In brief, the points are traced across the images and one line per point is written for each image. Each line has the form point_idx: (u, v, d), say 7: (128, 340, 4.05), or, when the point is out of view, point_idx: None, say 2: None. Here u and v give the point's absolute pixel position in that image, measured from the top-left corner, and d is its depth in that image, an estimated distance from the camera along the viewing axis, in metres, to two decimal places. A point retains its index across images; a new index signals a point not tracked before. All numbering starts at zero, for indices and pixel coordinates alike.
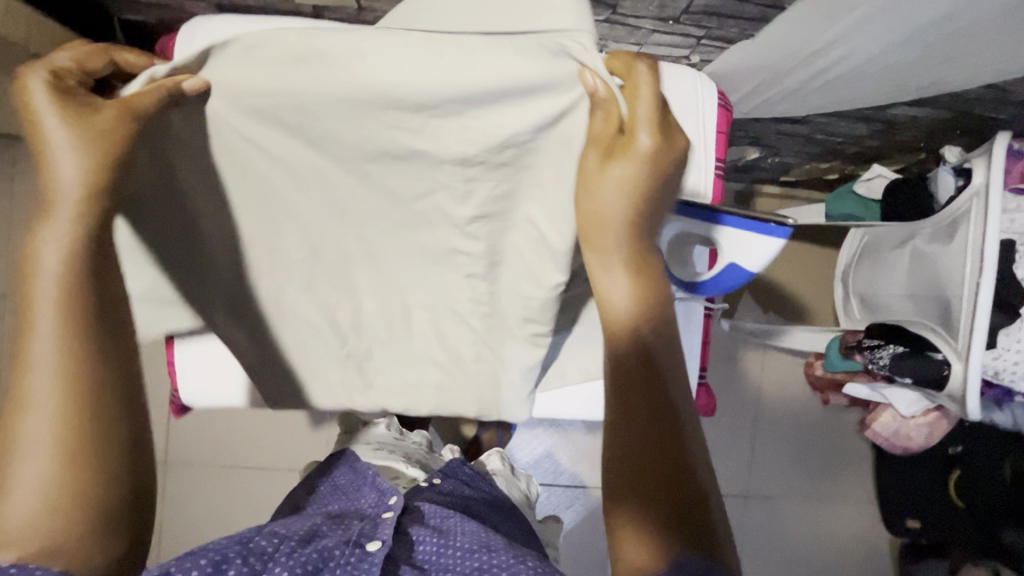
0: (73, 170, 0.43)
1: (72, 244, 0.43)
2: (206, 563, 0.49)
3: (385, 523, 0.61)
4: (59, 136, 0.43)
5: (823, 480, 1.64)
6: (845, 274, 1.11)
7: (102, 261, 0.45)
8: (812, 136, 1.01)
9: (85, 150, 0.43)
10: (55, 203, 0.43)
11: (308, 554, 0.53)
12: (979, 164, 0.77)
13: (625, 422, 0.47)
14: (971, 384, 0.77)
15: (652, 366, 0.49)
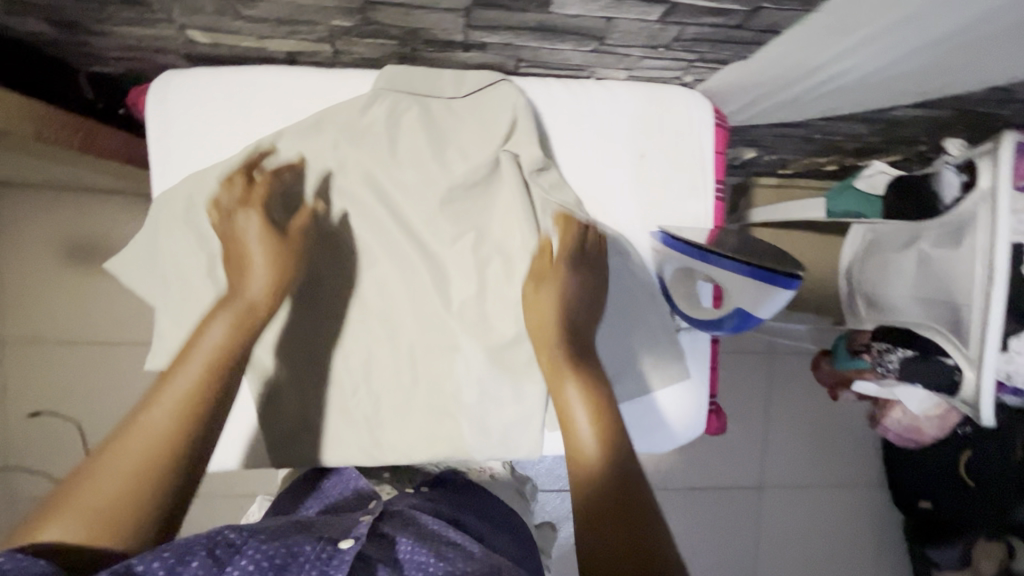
0: (261, 284, 0.57)
1: (234, 339, 0.52)
2: (166, 558, 0.40)
3: (360, 527, 0.51)
4: (259, 253, 0.58)
5: (835, 468, 1.65)
6: (849, 271, 1.10)
7: (241, 369, 0.52)
8: (810, 136, 0.98)
9: (274, 274, 0.58)
10: (243, 299, 0.55)
11: (272, 549, 0.44)
12: (988, 167, 0.75)
13: (569, 414, 0.55)
14: (986, 389, 0.75)
15: (590, 378, 0.58)
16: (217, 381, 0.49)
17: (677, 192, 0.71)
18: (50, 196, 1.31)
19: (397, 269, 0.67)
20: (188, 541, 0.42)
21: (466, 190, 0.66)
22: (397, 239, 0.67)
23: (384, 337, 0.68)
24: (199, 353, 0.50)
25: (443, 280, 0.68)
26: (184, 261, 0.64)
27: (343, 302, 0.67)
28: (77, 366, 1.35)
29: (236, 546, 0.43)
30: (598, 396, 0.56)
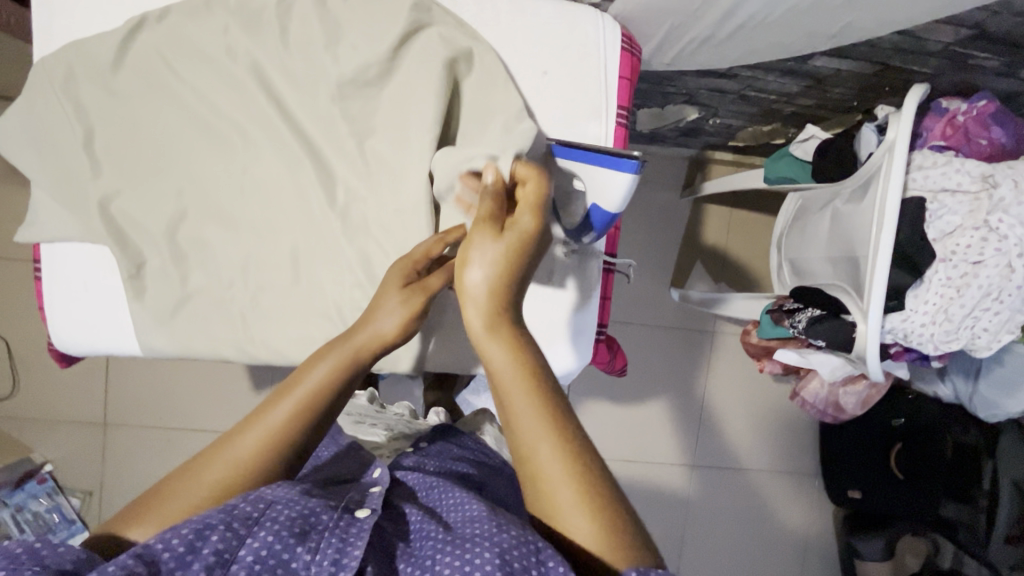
0: (383, 324, 0.56)
1: (334, 383, 0.52)
2: (183, 536, 0.41)
3: (372, 494, 0.54)
4: (393, 297, 0.57)
5: (771, 455, 1.65)
6: (779, 239, 1.09)
7: (331, 411, 0.53)
8: (744, 94, 0.97)
9: (404, 315, 0.57)
10: (354, 340, 0.55)
11: (294, 514, 0.45)
12: (895, 116, 0.74)
13: (510, 399, 0.46)
14: (871, 339, 0.75)
15: (528, 353, 0.48)
16: (307, 420, 0.51)
17: (578, 112, 0.70)
18: None
19: (281, 161, 0.66)
20: (207, 511, 0.43)
21: (359, 86, 0.65)
22: (284, 128, 0.65)
23: (265, 229, 0.66)
24: (297, 395, 0.51)
25: (330, 176, 0.67)
26: (57, 133, 0.63)
27: (224, 191, 0.66)
28: (9, 281, 1.34)
29: (257, 516, 0.44)
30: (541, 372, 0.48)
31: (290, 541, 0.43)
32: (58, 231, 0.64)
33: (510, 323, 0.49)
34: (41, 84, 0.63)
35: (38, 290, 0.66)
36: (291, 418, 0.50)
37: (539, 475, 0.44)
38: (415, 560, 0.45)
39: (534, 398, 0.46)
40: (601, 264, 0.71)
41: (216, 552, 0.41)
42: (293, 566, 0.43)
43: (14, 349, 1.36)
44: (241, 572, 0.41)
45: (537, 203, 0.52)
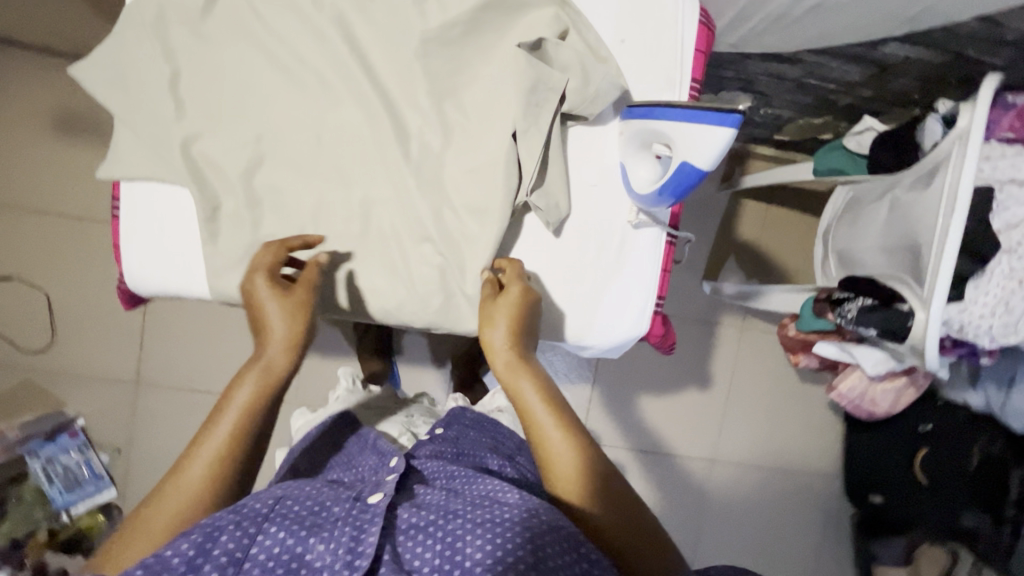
0: (278, 344, 0.60)
1: (258, 400, 0.58)
2: (190, 543, 0.46)
3: (387, 479, 0.56)
4: (274, 310, 0.60)
5: (792, 454, 1.65)
6: (826, 231, 1.09)
7: (265, 421, 0.59)
8: (802, 82, 0.97)
9: (296, 332, 0.60)
10: (265, 357, 0.59)
11: (302, 513, 0.50)
12: (966, 105, 0.73)
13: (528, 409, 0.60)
14: (931, 328, 0.75)
15: (543, 375, 0.62)
16: (246, 430, 0.57)
17: (653, 81, 0.70)
18: (53, 62, 1.33)
19: (358, 113, 0.67)
20: (216, 515, 0.48)
21: (442, 43, 0.66)
22: (365, 81, 0.66)
23: (341, 180, 0.67)
24: (230, 410, 0.57)
25: (406, 132, 0.68)
26: (145, 73, 0.64)
27: (302, 141, 0.67)
28: (51, 235, 1.36)
29: (265, 516, 0.49)
30: (550, 387, 0.61)
31: (301, 535, 0.48)
32: (138, 171, 0.65)
33: (524, 355, 0.63)
34: (132, 23, 0.64)
35: (114, 228, 0.68)
36: (233, 432, 0.56)
37: (552, 463, 0.57)
38: (442, 537, 0.49)
39: (547, 404, 0.59)
40: (663, 235, 0.73)
41: (228, 552, 0.46)
42: (308, 558, 0.47)
43: (54, 303, 1.38)
44: (255, 568, 0.46)
45: (520, 276, 0.66)
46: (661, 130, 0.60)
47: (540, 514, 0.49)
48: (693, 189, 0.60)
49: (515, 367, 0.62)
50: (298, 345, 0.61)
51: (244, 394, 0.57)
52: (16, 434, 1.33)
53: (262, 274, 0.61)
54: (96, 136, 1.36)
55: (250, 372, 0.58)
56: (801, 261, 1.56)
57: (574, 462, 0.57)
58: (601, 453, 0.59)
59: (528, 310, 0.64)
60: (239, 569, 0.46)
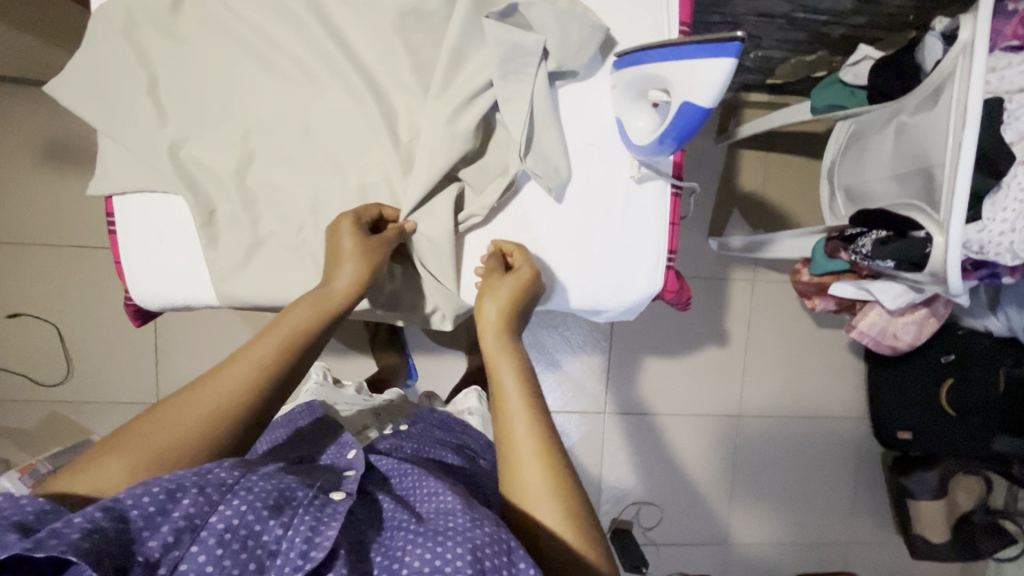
0: (346, 277, 0.60)
1: (312, 326, 0.57)
2: (157, 494, 0.42)
3: (348, 478, 0.54)
4: (349, 243, 0.61)
5: (817, 401, 1.64)
6: (830, 169, 1.06)
7: (311, 351, 0.57)
8: (792, 17, 0.94)
9: (361, 270, 0.61)
10: (329, 293, 0.59)
11: (268, 489, 0.46)
12: (967, 16, 0.71)
13: (500, 383, 0.55)
14: (953, 251, 0.73)
15: (524, 356, 0.57)
16: (291, 358, 0.54)
17: (641, 30, 0.68)
18: (30, 93, 1.31)
19: (343, 97, 0.65)
20: (180, 474, 0.44)
21: (421, 14, 0.64)
22: (347, 64, 0.64)
23: (335, 168, 0.66)
24: (282, 336, 0.55)
25: (394, 111, 0.66)
26: (124, 83, 0.63)
27: (290, 134, 0.65)
28: (55, 268, 1.36)
29: (231, 485, 0.45)
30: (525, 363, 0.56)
31: (263, 513, 0.44)
32: (129, 182, 0.64)
33: (507, 333, 0.59)
34: (103, 33, 0.62)
35: (113, 244, 0.67)
36: (278, 355, 0.54)
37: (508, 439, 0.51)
38: (387, 550, 0.46)
39: (521, 382, 0.54)
40: (667, 187, 0.71)
41: (186, 516, 0.42)
42: (264, 538, 0.43)
43: (66, 335, 1.38)
44: (211, 538, 0.41)
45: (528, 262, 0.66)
46: (661, 72, 0.57)
47: (484, 525, 0.45)
48: (697, 131, 0.58)
49: (498, 344, 0.58)
50: (359, 285, 0.60)
51: (300, 322, 0.56)
52: (46, 467, 1.27)
53: (347, 215, 0.63)
54: (84, 164, 1.35)
55: (306, 302, 0.58)
56: (807, 207, 1.54)
57: (531, 440, 0.51)
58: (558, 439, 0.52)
59: (521, 296, 0.63)
60: (195, 537, 0.41)
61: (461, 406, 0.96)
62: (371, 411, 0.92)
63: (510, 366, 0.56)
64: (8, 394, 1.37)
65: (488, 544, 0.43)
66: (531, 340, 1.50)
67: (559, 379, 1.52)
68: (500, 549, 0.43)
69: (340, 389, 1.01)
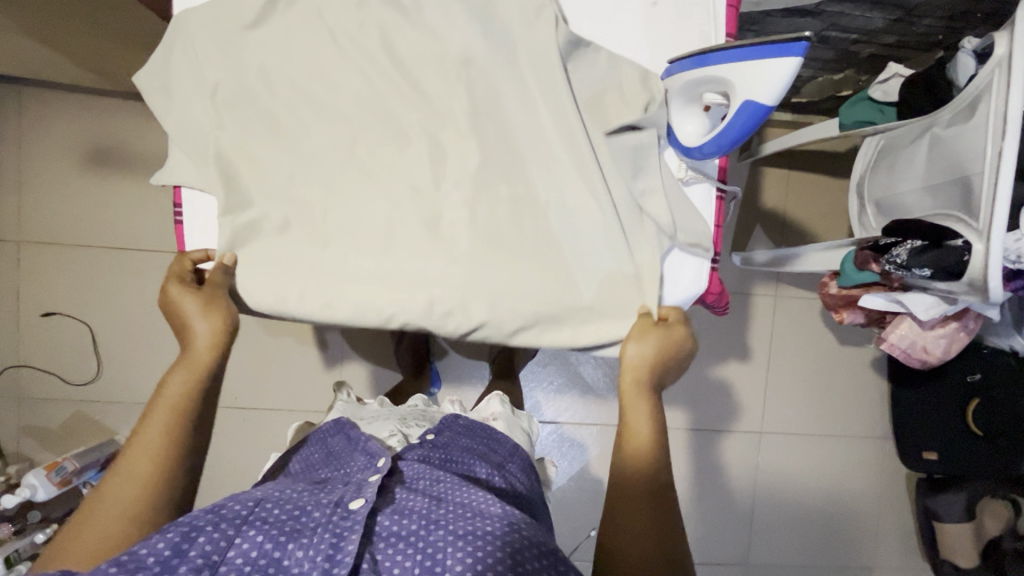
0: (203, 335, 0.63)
1: (189, 390, 0.60)
2: (169, 540, 0.46)
3: (370, 484, 0.56)
4: (191, 304, 0.64)
5: (839, 419, 1.63)
6: (859, 184, 1.08)
7: (202, 405, 0.61)
8: (823, 36, 0.97)
9: (217, 323, 0.64)
10: (193, 354, 0.62)
11: (282, 517, 0.50)
12: (1003, 32, 0.74)
13: (632, 422, 0.61)
14: (992, 259, 0.75)
15: (658, 407, 0.63)
16: (184, 418, 0.59)
17: (689, 37, 0.71)
18: (79, 99, 1.36)
19: (403, 98, 0.68)
20: (195, 515, 0.48)
21: (480, 20, 0.67)
22: (405, 68, 0.68)
23: (392, 166, 0.69)
24: (165, 406, 0.59)
25: (449, 114, 0.69)
26: (195, 82, 0.67)
27: (350, 132, 0.68)
28: (89, 268, 1.39)
29: (245, 519, 0.49)
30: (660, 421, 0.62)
31: (280, 540, 0.48)
32: (195, 177, 0.67)
33: (653, 380, 0.64)
34: (181, 36, 0.66)
35: (178, 234, 0.70)
36: (170, 419, 0.58)
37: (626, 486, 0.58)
38: (424, 548, 0.50)
39: (652, 412, 0.62)
40: (713, 189, 0.73)
41: (204, 554, 0.46)
42: (285, 563, 0.47)
43: (97, 335, 1.40)
44: (231, 571, 0.46)
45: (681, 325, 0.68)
46: (722, 74, 0.60)
47: (521, 530, 0.51)
48: (754, 131, 0.61)
49: (638, 386, 0.63)
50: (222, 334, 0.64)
51: (176, 389, 0.60)
52: (73, 464, 1.27)
53: (176, 286, 0.65)
54: (125, 167, 1.39)
55: (177, 369, 0.61)
56: (829, 224, 1.55)
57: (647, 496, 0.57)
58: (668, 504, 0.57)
59: (674, 358, 0.65)
60: (215, 572, 0.46)
61: (487, 410, 0.94)
62: (397, 416, 0.90)
63: (646, 411, 0.62)
64: (36, 393, 1.39)
65: (525, 553, 0.49)
66: (554, 352, 1.48)
67: (582, 392, 1.49)
68: (537, 558, 0.49)
69: (361, 404, 1.00)
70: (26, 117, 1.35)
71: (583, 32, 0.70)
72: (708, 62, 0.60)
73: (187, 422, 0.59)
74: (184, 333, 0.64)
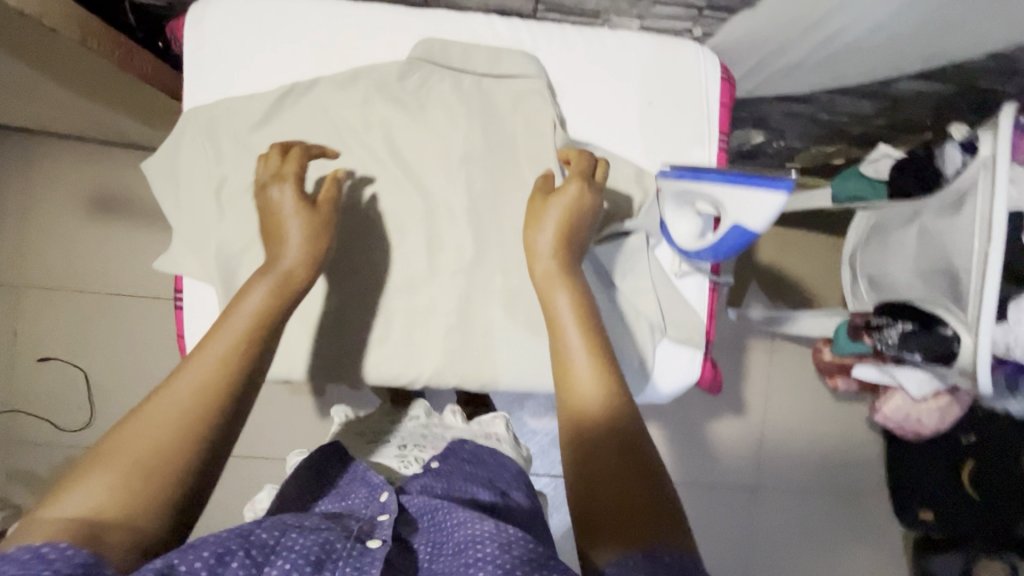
0: (296, 256, 0.58)
1: (267, 312, 0.54)
2: (207, 558, 0.41)
3: (382, 523, 0.53)
4: (294, 228, 0.59)
5: (835, 475, 1.62)
6: (852, 256, 1.10)
7: (276, 333, 0.55)
8: (815, 118, 1.00)
9: (307, 246, 0.59)
10: (280, 270, 0.57)
11: (308, 545, 0.45)
12: (986, 134, 0.76)
13: (561, 327, 0.54)
14: (981, 353, 0.76)
15: (584, 296, 0.56)
16: (253, 343, 0.52)
17: (683, 137, 0.73)
18: (88, 148, 1.39)
19: (404, 191, 0.70)
20: (221, 538, 0.43)
21: (482, 119, 0.70)
22: (406, 163, 0.70)
23: (390, 257, 0.70)
24: (240, 323, 0.52)
25: (448, 208, 0.70)
26: (201, 174, 0.68)
27: (350, 224, 0.69)
28: (88, 314, 1.40)
29: (272, 548, 0.44)
30: (589, 312, 0.55)
31: (307, 569, 0.43)
32: (197, 266, 0.68)
33: (567, 269, 0.58)
34: (190, 129, 0.68)
35: (178, 318, 0.71)
36: (244, 339, 0.51)
37: (574, 400, 0.50)
38: None
39: (577, 307, 0.55)
40: (706, 280, 0.75)
41: None
42: None
43: (92, 380, 1.40)
44: None
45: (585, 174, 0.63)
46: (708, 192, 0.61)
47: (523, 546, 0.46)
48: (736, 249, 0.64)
49: (553, 274, 0.57)
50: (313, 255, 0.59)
51: (255, 306, 0.54)
52: None
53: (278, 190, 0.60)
54: (129, 215, 1.41)
55: (259, 282, 0.55)
56: (825, 282, 1.57)
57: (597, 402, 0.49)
58: (623, 412, 0.49)
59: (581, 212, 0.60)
60: None
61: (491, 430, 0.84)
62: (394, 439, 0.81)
63: (568, 302, 0.55)
64: (28, 438, 1.38)
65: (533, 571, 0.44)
66: None
67: None
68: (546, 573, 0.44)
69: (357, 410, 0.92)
70: (35, 164, 1.37)
71: (580, 130, 0.73)
72: (698, 179, 0.62)
73: (258, 343, 0.52)
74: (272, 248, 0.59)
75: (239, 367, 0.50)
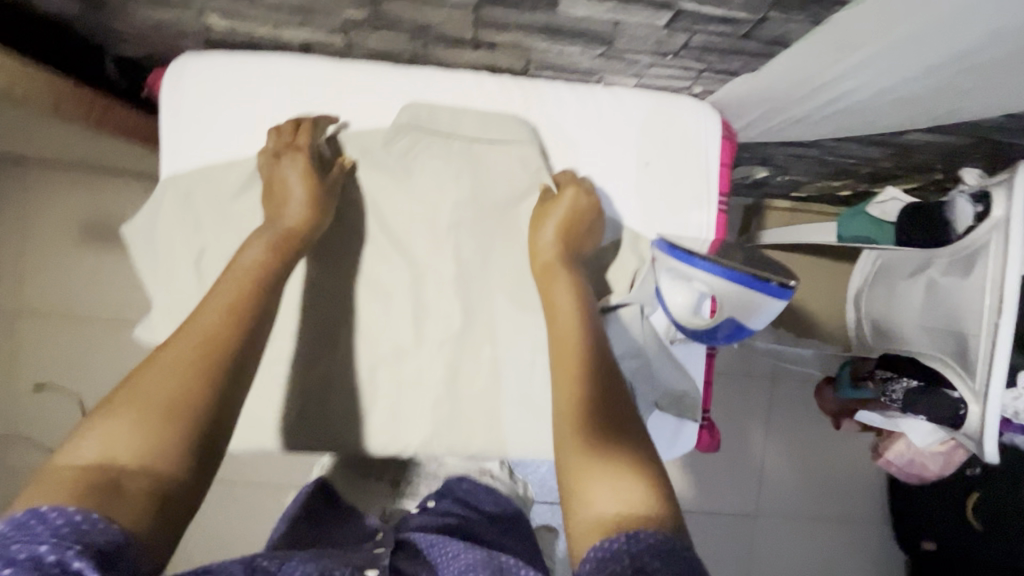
0: (296, 218, 0.60)
1: (266, 264, 0.55)
2: None
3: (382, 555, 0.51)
4: (297, 191, 0.61)
5: (837, 502, 1.60)
6: (857, 297, 1.07)
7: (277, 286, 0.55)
8: (821, 159, 0.96)
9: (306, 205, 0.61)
10: (280, 230, 0.58)
11: None
12: (999, 193, 0.73)
13: (557, 305, 0.59)
14: (989, 423, 0.73)
15: (579, 281, 0.61)
16: (255, 297, 0.52)
17: (681, 200, 0.70)
18: (78, 174, 1.37)
19: (390, 259, 0.68)
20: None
21: (470, 185, 0.68)
22: (394, 230, 0.67)
23: (375, 328, 0.68)
24: (240, 277, 0.53)
25: (436, 276, 0.68)
26: (179, 242, 0.66)
27: (334, 292, 0.67)
28: (80, 341, 1.38)
29: None
30: (584, 296, 0.59)
31: None
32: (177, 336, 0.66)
33: (564, 260, 0.62)
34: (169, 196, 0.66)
35: None
36: (246, 293, 0.52)
37: (562, 364, 0.53)
38: None
39: (574, 291, 0.59)
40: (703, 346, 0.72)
41: None
42: None
43: (86, 408, 1.39)
44: None
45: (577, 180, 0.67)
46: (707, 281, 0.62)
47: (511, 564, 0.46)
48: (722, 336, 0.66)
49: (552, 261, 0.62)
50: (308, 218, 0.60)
51: (253, 262, 0.55)
52: None
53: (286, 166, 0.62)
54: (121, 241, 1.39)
55: (259, 243, 0.56)
56: None
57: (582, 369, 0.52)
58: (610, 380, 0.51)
59: (581, 212, 0.64)
60: None
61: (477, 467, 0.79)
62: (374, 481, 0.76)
63: (565, 286, 0.60)
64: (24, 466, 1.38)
65: None
66: None
67: None
68: None
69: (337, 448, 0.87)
70: (25, 191, 1.35)
71: None
72: (697, 265, 0.62)
73: (262, 294, 0.53)
74: (272, 214, 0.60)
75: (242, 318, 0.50)
